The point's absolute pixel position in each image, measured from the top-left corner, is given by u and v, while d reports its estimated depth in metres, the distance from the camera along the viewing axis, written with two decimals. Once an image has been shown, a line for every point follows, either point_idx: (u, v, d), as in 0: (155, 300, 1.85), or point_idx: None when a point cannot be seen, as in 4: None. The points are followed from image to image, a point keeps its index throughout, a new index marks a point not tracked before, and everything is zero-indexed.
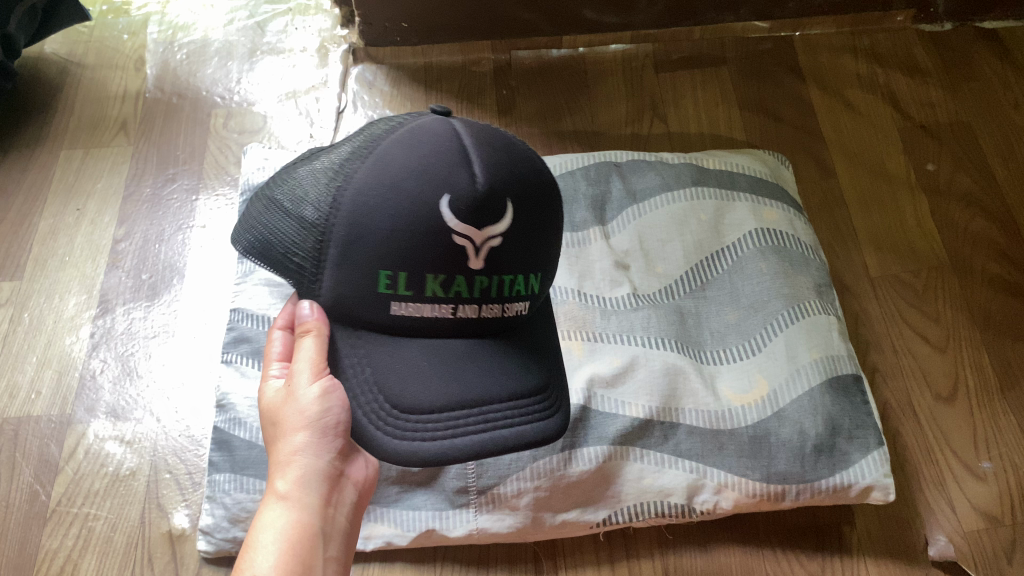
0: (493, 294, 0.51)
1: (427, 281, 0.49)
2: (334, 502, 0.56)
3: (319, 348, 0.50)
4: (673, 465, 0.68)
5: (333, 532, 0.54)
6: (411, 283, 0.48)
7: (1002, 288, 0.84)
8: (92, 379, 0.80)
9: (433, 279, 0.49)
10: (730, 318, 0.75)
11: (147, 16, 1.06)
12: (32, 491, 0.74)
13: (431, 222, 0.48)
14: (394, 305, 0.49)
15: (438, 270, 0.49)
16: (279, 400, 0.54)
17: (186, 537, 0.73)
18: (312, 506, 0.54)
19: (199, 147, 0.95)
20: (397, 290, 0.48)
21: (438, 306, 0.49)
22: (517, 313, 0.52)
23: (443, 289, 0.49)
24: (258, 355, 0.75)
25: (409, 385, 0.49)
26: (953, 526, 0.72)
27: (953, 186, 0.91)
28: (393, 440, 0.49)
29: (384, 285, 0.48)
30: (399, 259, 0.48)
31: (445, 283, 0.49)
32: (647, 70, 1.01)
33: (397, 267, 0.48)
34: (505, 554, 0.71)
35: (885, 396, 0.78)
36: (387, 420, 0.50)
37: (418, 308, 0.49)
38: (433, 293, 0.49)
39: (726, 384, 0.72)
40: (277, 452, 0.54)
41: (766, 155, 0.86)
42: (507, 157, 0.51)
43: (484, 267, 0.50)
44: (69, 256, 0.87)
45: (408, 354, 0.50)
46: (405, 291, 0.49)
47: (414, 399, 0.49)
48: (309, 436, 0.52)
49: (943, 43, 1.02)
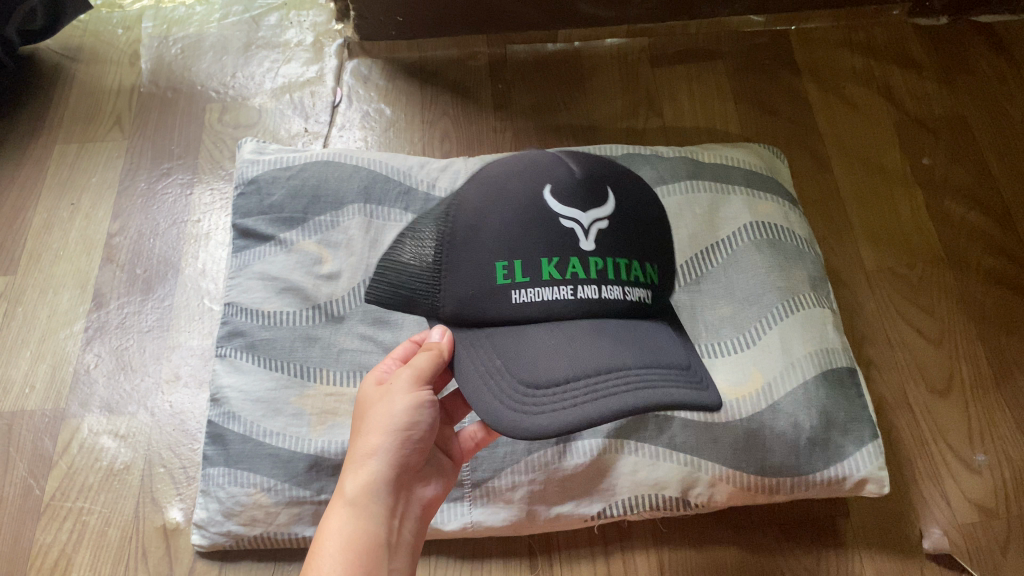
0: (614, 276, 0.55)
1: (540, 266, 0.54)
2: (400, 514, 0.54)
3: (430, 366, 0.55)
4: (667, 458, 0.68)
5: (399, 545, 0.53)
6: (528, 270, 0.54)
7: (997, 281, 0.84)
8: (86, 373, 0.80)
9: (546, 262, 0.54)
10: (725, 312, 0.75)
11: (142, 10, 1.05)
12: (26, 484, 0.74)
13: (543, 216, 0.55)
14: (515, 294, 0.54)
15: (552, 254, 0.54)
16: (371, 399, 0.57)
17: (180, 531, 0.73)
18: (379, 516, 0.53)
19: (194, 141, 0.95)
20: (514, 278, 0.54)
21: (557, 289, 0.54)
22: (638, 297, 0.56)
23: (561, 273, 0.54)
24: (252, 349, 0.74)
25: (538, 363, 0.53)
26: (947, 519, 0.72)
27: (949, 180, 0.91)
28: (525, 414, 0.53)
29: (502, 276, 0.54)
30: (512, 249, 0.55)
31: (563, 266, 0.54)
32: (643, 64, 1.00)
33: (511, 256, 0.54)
34: (500, 548, 0.71)
35: (880, 389, 0.78)
36: (511, 397, 0.53)
37: (543, 287, 0.54)
38: (549, 276, 0.54)
39: (721, 376, 0.71)
40: (354, 452, 0.55)
41: (761, 149, 0.86)
42: (622, 176, 0.61)
43: (597, 246, 0.55)
44: (64, 250, 0.87)
45: (537, 338, 0.54)
46: (523, 278, 0.54)
47: (553, 364, 0.53)
48: (386, 441, 0.54)
49: (938, 38, 1.02)
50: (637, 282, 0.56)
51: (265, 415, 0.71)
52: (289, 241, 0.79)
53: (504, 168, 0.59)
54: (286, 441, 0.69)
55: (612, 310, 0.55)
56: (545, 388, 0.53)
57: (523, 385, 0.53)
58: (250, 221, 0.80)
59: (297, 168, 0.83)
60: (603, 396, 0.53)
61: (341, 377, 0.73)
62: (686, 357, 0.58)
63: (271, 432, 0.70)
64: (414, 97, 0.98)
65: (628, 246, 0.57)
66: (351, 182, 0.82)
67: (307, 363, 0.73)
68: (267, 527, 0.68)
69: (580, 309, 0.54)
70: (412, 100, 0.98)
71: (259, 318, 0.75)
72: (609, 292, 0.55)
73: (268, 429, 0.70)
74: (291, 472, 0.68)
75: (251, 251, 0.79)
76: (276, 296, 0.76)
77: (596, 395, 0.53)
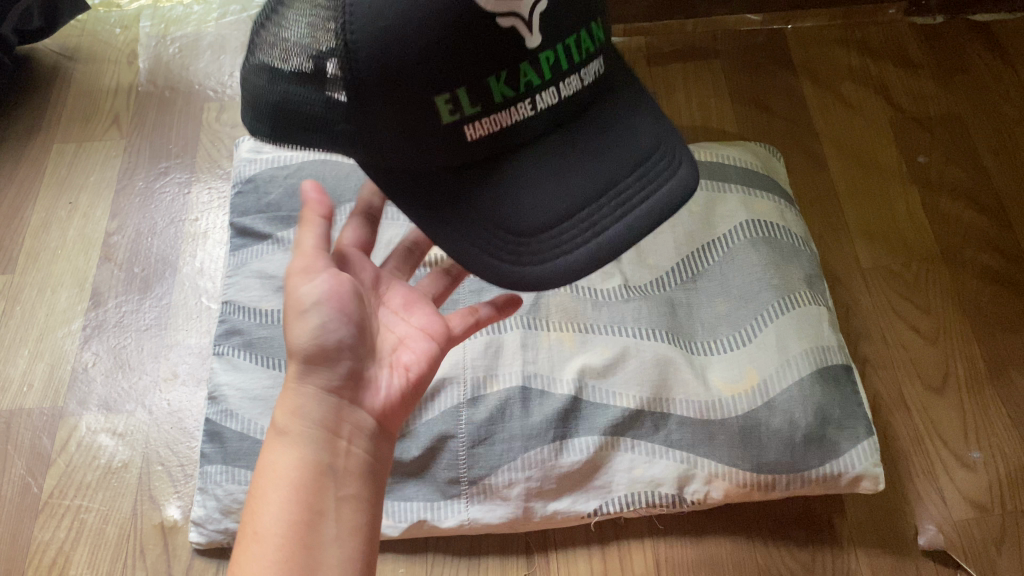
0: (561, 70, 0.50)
1: (490, 84, 0.47)
2: (344, 432, 0.51)
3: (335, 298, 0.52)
4: (663, 455, 0.68)
5: (347, 472, 0.50)
6: (476, 96, 0.47)
7: (993, 279, 0.84)
8: (84, 371, 0.80)
9: (497, 80, 0.47)
10: (721, 309, 0.75)
11: (139, 9, 1.05)
12: (24, 482, 0.74)
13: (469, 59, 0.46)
14: (468, 126, 0.48)
15: (499, 68, 0.46)
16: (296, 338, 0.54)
17: (178, 529, 0.73)
18: (313, 453, 0.50)
19: (192, 140, 0.95)
20: (461, 108, 0.47)
21: (513, 108, 0.48)
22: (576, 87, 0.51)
23: (512, 88, 0.47)
24: (250, 348, 0.74)
25: (543, 192, 0.51)
26: (943, 515, 0.72)
27: (945, 178, 0.91)
28: (532, 270, 0.52)
29: (447, 105, 0.47)
30: (451, 78, 0.46)
31: (515, 77, 0.47)
32: (640, 64, 1.01)
33: (452, 86, 0.46)
34: (497, 544, 0.71)
35: (876, 387, 0.79)
36: (515, 244, 0.51)
37: (499, 113, 0.48)
38: (500, 95, 0.47)
39: (716, 374, 0.72)
40: (284, 402, 0.53)
41: (757, 147, 0.86)
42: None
43: (543, 44, 0.47)
44: (62, 249, 0.87)
45: (534, 176, 0.51)
46: (473, 107, 0.47)
47: (545, 205, 0.51)
48: (303, 366, 0.51)
49: (935, 37, 1.02)
50: (574, 67, 0.50)
51: (263, 413, 0.71)
52: (286, 239, 0.80)
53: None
54: None
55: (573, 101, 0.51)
56: (539, 237, 0.52)
57: (516, 235, 0.51)
58: (247, 220, 0.81)
59: (294, 167, 0.83)
60: (601, 224, 0.52)
61: None
62: (656, 140, 0.56)
63: (269, 430, 0.70)
64: None
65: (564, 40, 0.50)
66: (348, 181, 0.82)
67: None
68: None
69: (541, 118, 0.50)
70: None
71: (257, 317, 0.76)
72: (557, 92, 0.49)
73: (266, 427, 0.70)
74: None
75: (248, 250, 0.80)
76: (274, 294, 0.77)
77: (592, 216, 0.52)
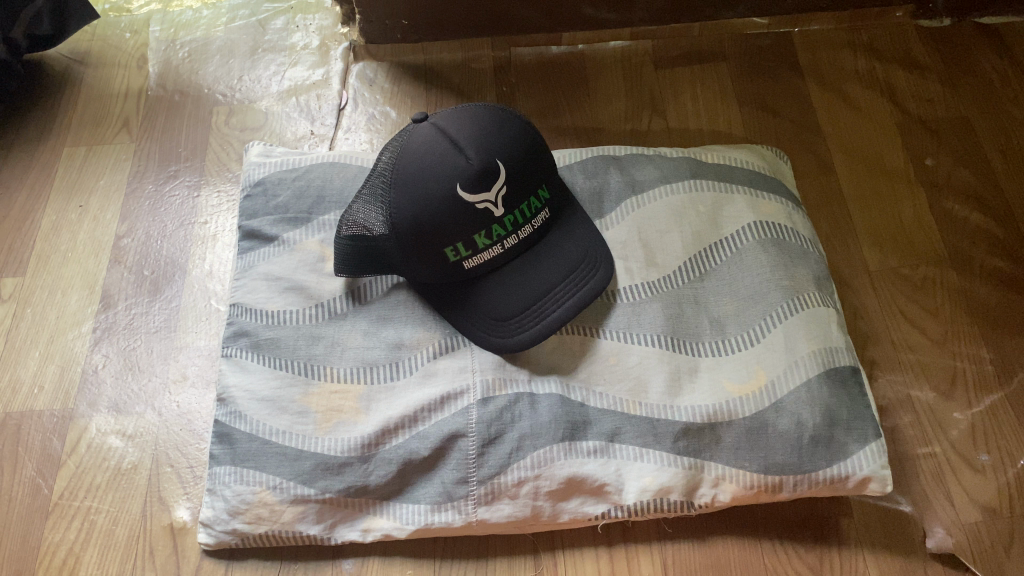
0: (524, 220, 0.69)
1: (477, 240, 0.67)
2: None
3: None
4: (672, 463, 0.67)
5: None
6: (468, 245, 0.68)
7: (1001, 282, 0.84)
8: (94, 373, 0.81)
9: (479, 236, 0.67)
10: (729, 309, 0.75)
11: (149, 15, 1.06)
12: (34, 484, 0.75)
13: (460, 208, 0.66)
14: (468, 262, 0.69)
15: (481, 227, 0.67)
16: None
17: (187, 530, 0.73)
18: None
19: (201, 144, 0.96)
20: (462, 253, 0.68)
21: (491, 250, 0.68)
22: (542, 221, 0.70)
23: (489, 239, 0.68)
24: (258, 349, 0.74)
25: (511, 293, 0.70)
26: (951, 519, 0.72)
27: (951, 180, 0.91)
28: (506, 339, 0.70)
29: (453, 254, 0.68)
30: (454, 236, 0.67)
31: (489, 234, 0.67)
32: (647, 67, 1.01)
33: (453, 240, 0.67)
34: (505, 546, 0.72)
35: (883, 389, 0.79)
36: (490, 327, 0.70)
37: (484, 251, 0.68)
38: (483, 243, 0.68)
39: (725, 375, 0.71)
40: None
41: (764, 150, 0.87)
42: (507, 133, 0.68)
43: (508, 209, 0.68)
44: (72, 252, 0.88)
45: (505, 286, 0.70)
46: (467, 251, 0.68)
47: (508, 309, 0.70)
48: None
49: (942, 40, 1.02)
50: (530, 220, 0.69)
51: (272, 414, 0.71)
52: (292, 240, 0.80)
53: (414, 158, 0.67)
54: (292, 440, 0.70)
55: (534, 239, 0.70)
56: (510, 319, 0.70)
57: (494, 319, 0.70)
58: (256, 222, 0.81)
59: (303, 170, 0.84)
60: (558, 297, 0.70)
61: (347, 374, 0.73)
62: (583, 251, 0.72)
63: (277, 430, 0.70)
64: (419, 100, 0.99)
65: (527, 190, 0.68)
66: (357, 183, 0.83)
67: (313, 361, 0.73)
68: (272, 525, 0.68)
69: (513, 253, 0.70)
70: (417, 102, 0.99)
71: (265, 318, 0.76)
72: (522, 233, 0.69)
73: (275, 427, 0.70)
74: (297, 471, 0.68)
75: (256, 252, 0.80)
76: (281, 295, 0.77)
77: (543, 309, 0.70)
